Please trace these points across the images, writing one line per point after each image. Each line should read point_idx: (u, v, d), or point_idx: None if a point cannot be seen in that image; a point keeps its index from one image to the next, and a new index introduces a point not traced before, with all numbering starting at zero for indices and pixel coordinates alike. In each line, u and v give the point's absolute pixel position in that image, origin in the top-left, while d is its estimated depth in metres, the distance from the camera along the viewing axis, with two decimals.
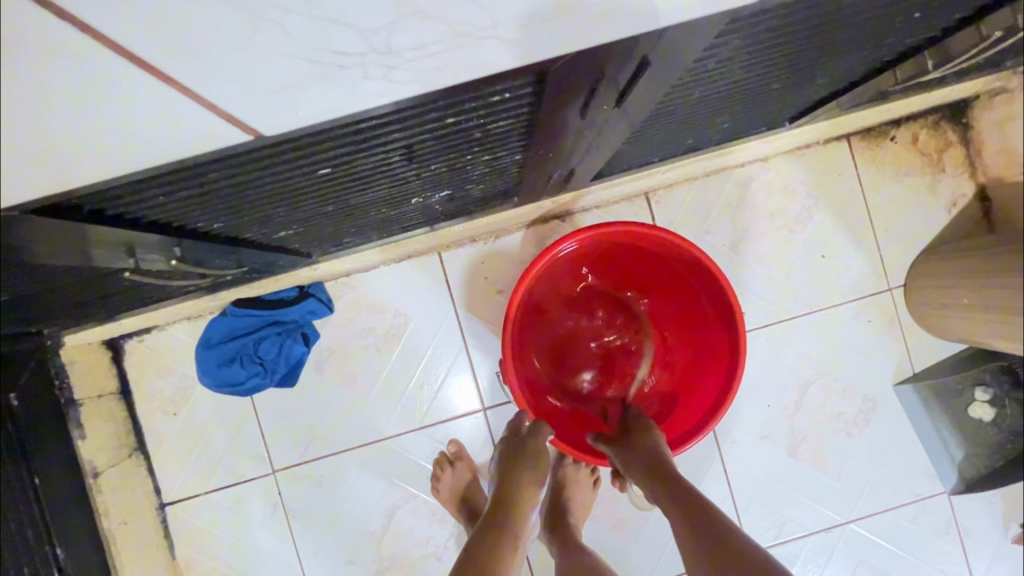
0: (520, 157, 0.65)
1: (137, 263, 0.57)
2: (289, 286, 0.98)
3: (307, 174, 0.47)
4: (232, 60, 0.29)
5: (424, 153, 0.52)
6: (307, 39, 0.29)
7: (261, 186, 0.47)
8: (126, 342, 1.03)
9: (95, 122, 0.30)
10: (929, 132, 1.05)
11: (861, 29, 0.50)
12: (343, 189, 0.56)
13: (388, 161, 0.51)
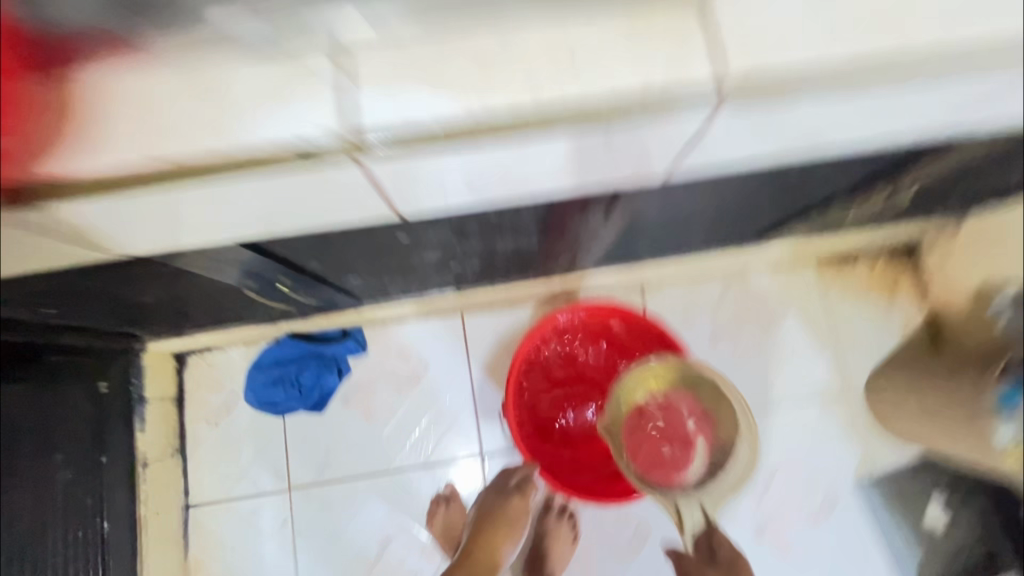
0: (538, 244, 0.85)
1: (250, 285, 0.77)
2: (336, 326, 1.18)
3: (388, 240, 0.68)
4: (410, 191, 0.49)
5: (469, 235, 0.73)
6: (451, 187, 0.49)
7: (357, 244, 0.68)
8: (189, 356, 1.20)
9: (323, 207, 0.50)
10: (885, 263, 1.24)
11: (783, 187, 0.71)
12: (406, 253, 0.77)
13: (443, 238, 0.72)
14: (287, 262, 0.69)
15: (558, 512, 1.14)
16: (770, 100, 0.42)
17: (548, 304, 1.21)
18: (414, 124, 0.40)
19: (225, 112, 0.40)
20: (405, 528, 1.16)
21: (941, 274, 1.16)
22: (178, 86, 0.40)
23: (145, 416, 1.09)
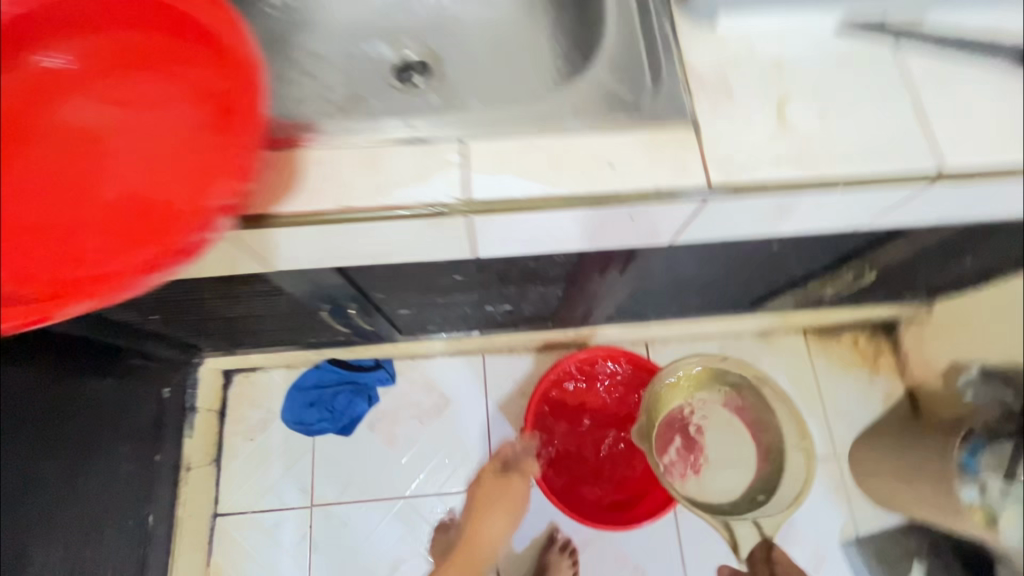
0: (561, 295, 0.99)
1: (323, 309, 0.92)
2: (370, 357, 1.31)
3: (443, 279, 0.83)
4: (501, 246, 0.56)
5: (506, 282, 0.88)
6: (529, 246, 0.57)
7: (419, 279, 0.83)
8: (235, 374, 1.32)
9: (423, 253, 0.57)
10: (865, 339, 1.38)
11: (763, 262, 0.87)
12: (452, 294, 0.93)
13: (485, 283, 0.88)
14: (361, 290, 0.84)
15: (558, 547, 1.20)
16: (780, 193, 0.49)
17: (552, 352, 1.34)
18: (495, 193, 0.49)
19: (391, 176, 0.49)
20: (416, 555, 1.22)
21: (916, 352, 1.30)
22: (356, 154, 0.50)
23: (194, 423, 1.22)
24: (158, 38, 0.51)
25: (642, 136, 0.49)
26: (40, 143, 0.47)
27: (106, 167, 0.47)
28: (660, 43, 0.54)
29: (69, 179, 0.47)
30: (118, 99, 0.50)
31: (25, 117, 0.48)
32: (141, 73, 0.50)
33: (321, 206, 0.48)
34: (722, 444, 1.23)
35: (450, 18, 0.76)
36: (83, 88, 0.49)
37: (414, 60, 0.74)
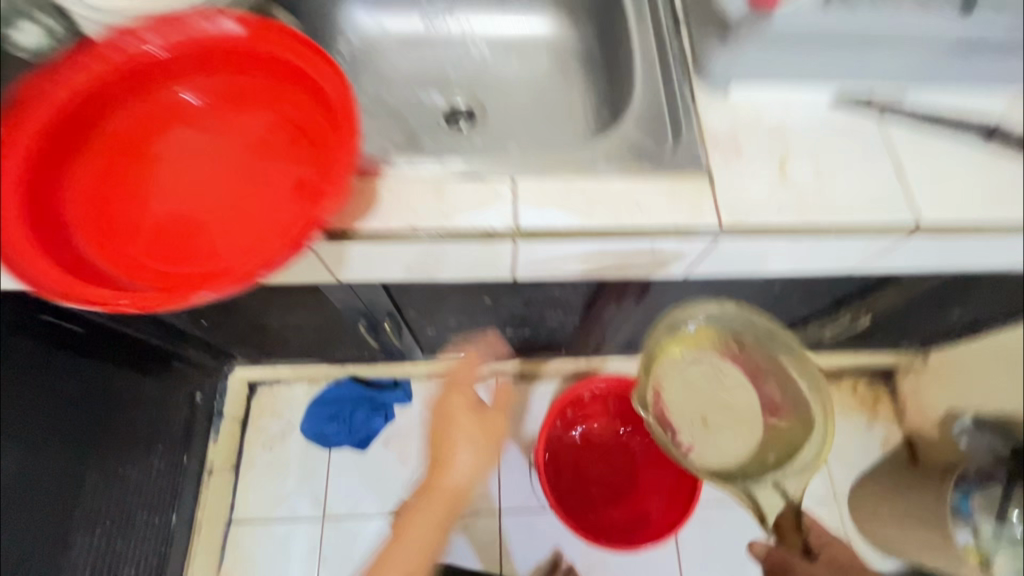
0: (578, 322, 1.05)
1: (360, 319, 0.97)
2: (389, 376, 1.35)
3: (472, 299, 0.90)
4: (537, 271, 0.65)
5: (529, 305, 0.94)
6: (560, 272, 0.65)
7: (452, 297, 0.89)
8: (261, 386, 1.35)
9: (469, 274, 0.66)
10: (865, 385, 1.42)
11: (768, 300, 0.93)
12: (477, 315, 0.99)
13: (509, 306, 0.94)
14: (398, 304, 0.91)
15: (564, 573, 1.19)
16: (776, 235, 0.57)
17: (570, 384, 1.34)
18: (541, 224, 0.57)
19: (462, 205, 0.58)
20: None
21: (915, 400, 1.34)
22: (431, 184, 0.59)
23: (220, 429, 1.27)
24: (276, 85, 0.61)
25: (663, 184, 0.58)
26: (174, 166, 0.58)
27: (154, 180, 0.58)
28: (679, 105, 0.63)
29: (118, 178, 0.57)
30: (182, 120, 0.60)
31: (150, 141, 0.59)
32: (260, 116, 0.60)
33: (395, 226, 0.57)
34: (740, 402, 0.81)
35: (495, 73, 0.85)
36: (209, 125, 0.60)
37: (462, 107, 0.83)
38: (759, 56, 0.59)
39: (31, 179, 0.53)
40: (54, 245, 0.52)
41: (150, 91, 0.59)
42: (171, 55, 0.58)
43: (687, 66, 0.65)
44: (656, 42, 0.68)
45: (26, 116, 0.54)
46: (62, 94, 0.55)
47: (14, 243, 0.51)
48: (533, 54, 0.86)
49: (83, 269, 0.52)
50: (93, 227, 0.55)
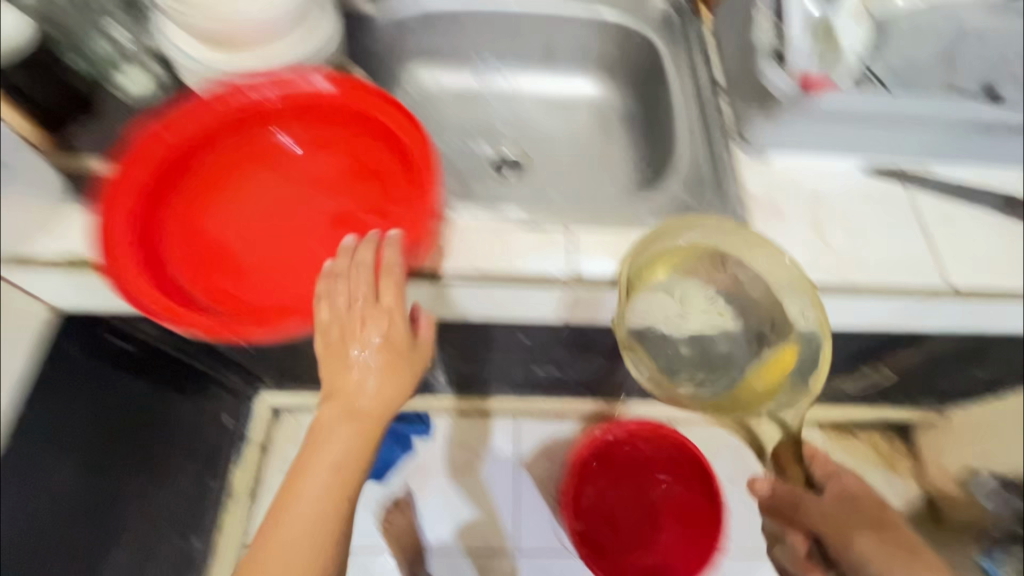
0: (607, 364, 1.06)
1: None
2: (414, 408, 1.32)
3: (508, 337, 0.92)
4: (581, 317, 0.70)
5: (563, 347, 0.97)
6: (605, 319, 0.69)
7: (487, 336, 0.92)
8: (283, 412, 1.26)
9: (523, 318, 0.69)
10: (882, 438, 1.41)
11: None
12: (507, 356, 1.02)
13: (544, 345, 0.96)
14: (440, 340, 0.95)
15: None
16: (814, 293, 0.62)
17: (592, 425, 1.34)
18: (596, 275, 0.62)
19: (531, 255, 0.63)
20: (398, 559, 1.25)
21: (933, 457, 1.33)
22: (500, 232, 0.64)
23: (242, 455, 1.22)
24: (359, 143, 0.68)
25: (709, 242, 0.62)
26: (263, 208, 0.66)
27: (231, 213, 0.65)
28: (722, 169, 0.68)
29: (200, 210, 0.65)
30: (259, 159, 0.67)
31: (230, 179, 0.66)
32: (342, 169, 0.68)
33: (459, 270, 0.62)
34: (740, 334, 0.62)
35: (540, 128, 0.92)
36: (280, 166, 0.68)
37: (510, 156, 0.89)
38: (797, 127, 0.65)
39: (143, 213, 0.61)
40: (156, 273, 0.59)
41: (246, 138, 0.67)
42: (269, 108, 0.66)
43: (728, 133, 0.70)
44: (698, 112, 0.74)
45: (143, 155, 0.61)
46: (175, 140, 0.63)
47: (123, 269, 0.57)
48: (576, 113, 0.92)
49: (178, 295, 0.59)
50: (191, 258, 0.63)
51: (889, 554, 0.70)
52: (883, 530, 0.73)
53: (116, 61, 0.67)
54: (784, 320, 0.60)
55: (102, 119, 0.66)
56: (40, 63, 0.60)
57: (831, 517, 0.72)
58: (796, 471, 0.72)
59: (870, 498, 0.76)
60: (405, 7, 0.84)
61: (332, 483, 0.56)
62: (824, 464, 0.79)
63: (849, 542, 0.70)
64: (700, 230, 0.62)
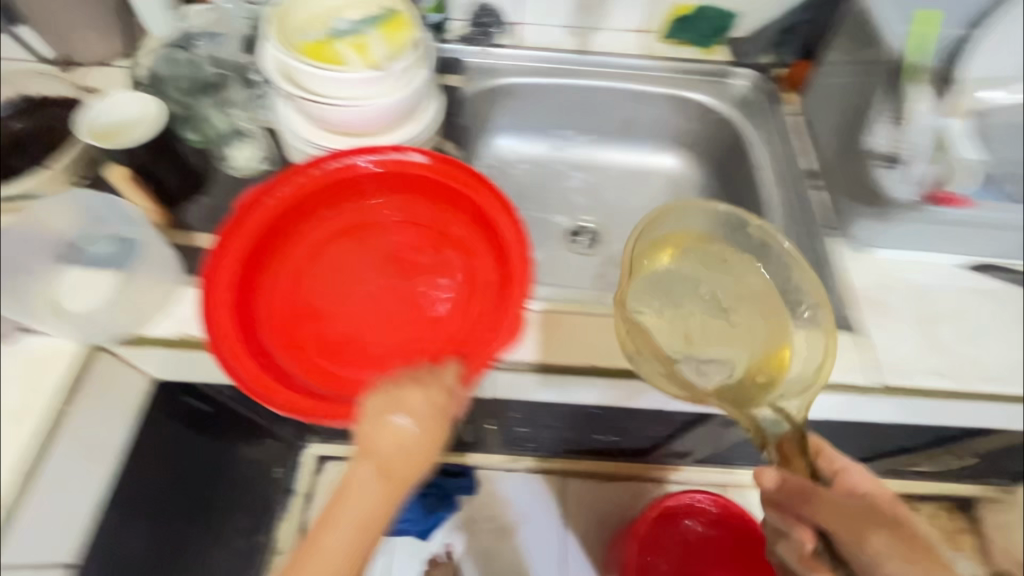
0: (674, 438, 1.02)
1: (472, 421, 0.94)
2: (459, 463, 1.24)
3: (579, 415, 0.88)
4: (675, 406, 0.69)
5: (633, 425, 0.93)
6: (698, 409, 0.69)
7: (558, 415, 0.88)
8: (329, 463, 1.23)
9: (617, 405, 0.69)
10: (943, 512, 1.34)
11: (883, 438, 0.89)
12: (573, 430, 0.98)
13: (613, 424, 0.93)
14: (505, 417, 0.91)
15: None
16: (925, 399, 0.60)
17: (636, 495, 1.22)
18: None
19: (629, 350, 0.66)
20: None
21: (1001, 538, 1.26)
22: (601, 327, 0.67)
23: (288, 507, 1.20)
24: (443, 213, 0.68)
25: None
26: (352, 280, 0.65)
27: (319, 276, 0.65)
28: (826, 262, 0.68)
29: (289, 272, 0.64)
30: (347, 223, 0.67)
31: (320, 243, 0.66)
32: (431, 243, 0.67)
33: (576, 360, 0.64)
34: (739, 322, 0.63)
35: (614, 201, 0.93)
36: (369, 230, 0.68)
37: (586, 226, 0.90)
38: (904, 230, 0.66)
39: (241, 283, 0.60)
40: (253, 349, 0.58)
41: (337, 206, 0.67)
42: (367, 178, 0.66)
43: (830, 227, 0.71)
44: (793, 199, 0.75)
45: (245, 225, 0.61)
46: (276, 208, 0.62)
47: (225, 345, 0.56)
48: (651, 187, 0.93)
49: (269, 368, 0.58)
50: (282, 330, 0.61)
51: (908, 554, 0.48)
52: (908, 541, 0.49)
53: (228, 138, 0.69)
54: (782, 310, 0.63)
55: (212, 193, 0.67)
56: (162, 142, 0.61)
57: (863, 515, 0.50)
58: (796, 459, 0.52)
59: (885, 499, 0.53)
60: (495, 82, 0.85)
61: (352, 534, 0.47)
62: (834, 461, 0.55)
63: (864, 543, 0.48)
64: (698, 218, 0.68)
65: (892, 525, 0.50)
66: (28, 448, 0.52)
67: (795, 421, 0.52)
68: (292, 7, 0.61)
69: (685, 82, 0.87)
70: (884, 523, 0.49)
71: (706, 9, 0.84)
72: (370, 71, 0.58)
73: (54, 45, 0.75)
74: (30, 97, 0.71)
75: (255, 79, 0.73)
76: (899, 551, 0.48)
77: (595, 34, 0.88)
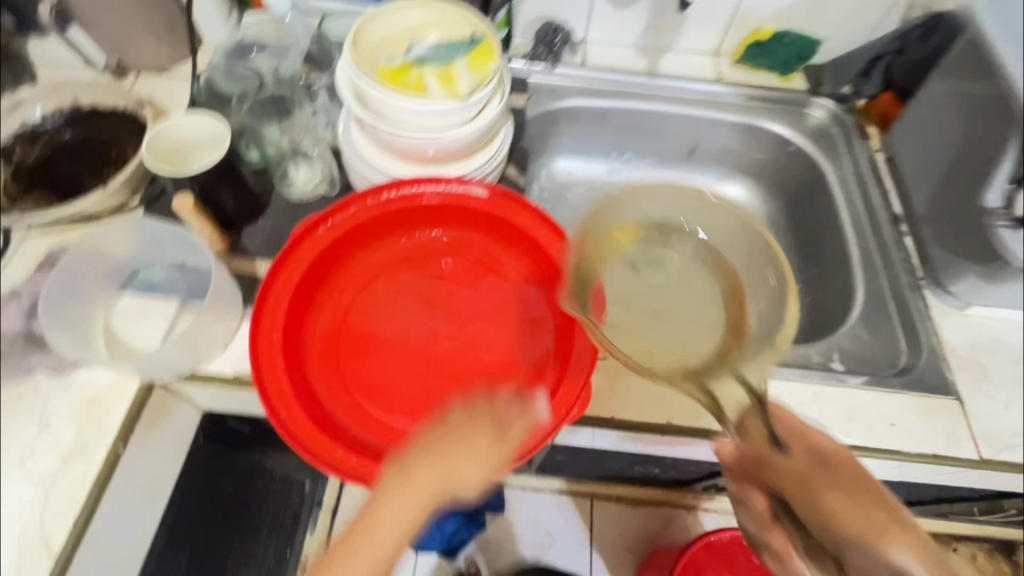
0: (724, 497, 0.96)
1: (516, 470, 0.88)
2: None
3: (632, 470, 0.83)
4: None
5: (686, 484, 0.86)
6: None
7: (610, 467, 0.83)
8: None
9: (689, 459, 0.65)
10: None
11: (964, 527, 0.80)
12: (619, 487, 0.91)
13: (665, 482, 0.87)
14: (553, 465, 0.86)
15: None
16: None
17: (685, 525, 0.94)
18: None
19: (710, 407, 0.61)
20: None
21: None
22: None
23: None
24: (501, 246, 0.65)
25: (916, 402, 0.58)
26: (401, 316, 0.62)
27: (371, 306, 0.62)
28: (915, 316, 0.65)
29: (339, 301, 0.61)
30: (402, 253, 0.65)
31: (373, 272, 0.64)
32: (484, 281, 0.64)
33: (651, 418, 0.59)
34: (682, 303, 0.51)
35: None
36: (424, 261, 0.65)
37: None
38: (1011, 291, 0.63)
39: (290, 318, 0.57)
40: (300, 391, 0.55)
41: (393, 235, 0.65)
42: (423, 211, 0.63)
43: (918, 277, 0.67)
44: (876, 243, 0.70)
45: (297, 256, 0.58)
46: (329, 239, 0.60)
47: (272, 386, 0.53)
48: None
49: (320, 412, 0.54)
50: (328, 369, 0.58)
51: (860, 511, 0.40)
52: (861, 497, 0.41)
53: (288, 157, 0.67)
54: (738, 287, 0.51)
55: (269, 216, 0.64)
56: (225, 164, 0.57)
57: (810, 474, 0.42)
58: (751, 417, 0.43)
59: (843, 459, 0.44)
60: (558, 103, 0.81)
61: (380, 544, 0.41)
62: (791, 421, 0.45)
63: (806, 501, 0.42)
64: (657, 198, 0.55)
65: (846, 483, 0.42)
66: (83, 491, 0.50)
67: (756, 393, 0.43)
68: (369, 23, 0.57)
69: (759, 111, 0.82)
70: (840, 481, 0.42)
71: (788, 33, 0.79)
72: (452, 103, 0.54)
73: (109, 51, 0.72)
74: (85, 107, 0.69)
75: (320, 100, 0.71)
76: (850, 509, 0.40)
77: (664, 56, 0.84)
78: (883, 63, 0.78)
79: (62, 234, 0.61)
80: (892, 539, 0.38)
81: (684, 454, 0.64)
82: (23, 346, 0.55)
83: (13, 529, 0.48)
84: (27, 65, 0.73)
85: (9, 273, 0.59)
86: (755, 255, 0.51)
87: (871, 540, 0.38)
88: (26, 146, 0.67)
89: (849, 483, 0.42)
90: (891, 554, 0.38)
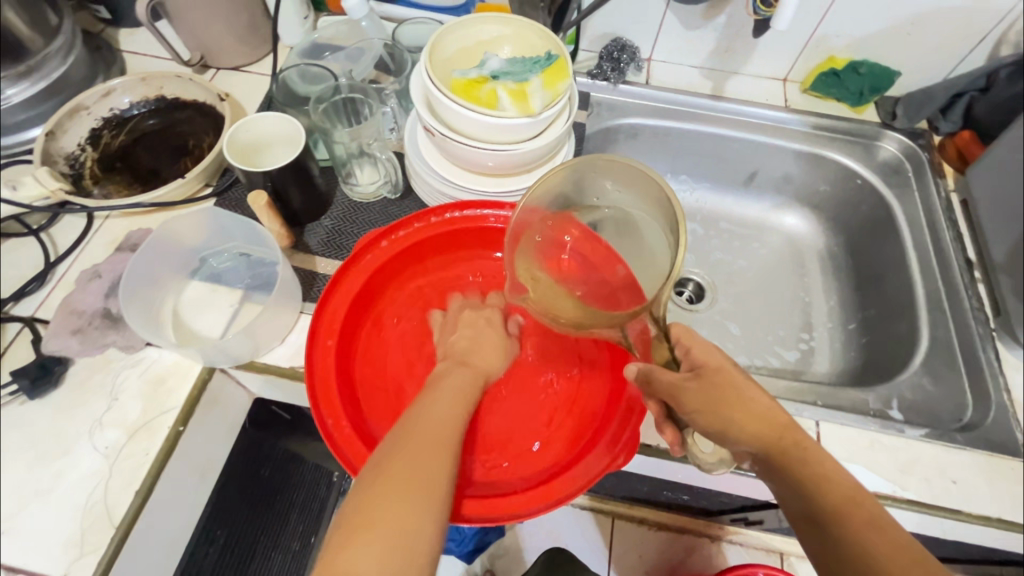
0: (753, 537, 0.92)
1: None
2: None
3: (662, 496, 0.81)
4: None
5: (714, 515, 0.84)
6: None
7: (639, 490, 0.81)
8: None
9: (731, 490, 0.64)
10: None
11: None
12: (642, 505, 0.89)
13: (694, 510, 0.85)
14: None
15: None
16: None
17: (710, 555, 0.90)
18: None
19: None
20: None
21: None
22: None
23: None
24: None
25: (980, 460, 0.55)
26: None
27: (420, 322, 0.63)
28: (985, 372, 0.62)
29: (392, 315, 0.63)
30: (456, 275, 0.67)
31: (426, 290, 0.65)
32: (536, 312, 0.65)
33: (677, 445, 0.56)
34: (646, 258, 0.49)
35: (720, 257, 0.86)
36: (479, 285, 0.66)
37: (690, 283, 0.85)
38: None
39: (347, 325, 0.58)
40: (349, 400, 0.55)
41: (451, 257, 0.67)
42: (484, 234, 0.64)
43: (990, 326, 0.65)
44: (944, 286, 0.68)
45: (359, 267, 0.60)
46: (391, 252, 0.61)
47: (324, 395, 0.54)
48: (763, 245, 0.87)
49: (365, 424, 0.55)
50: (376, 382, 0.59)
51: (721, 406, 0.44)
52: (728, 398, 0.44)
53: (355, 158, 0.68)
54: (678, 219, 0.42)
55: (332, 215, 0.67)
56: (300, 161, 0.59)
57: (688, 385, 0.45)
58: (658, 347, 0.49)
59: (719, 369, 0.46)
60: (618, 118, 0.81)
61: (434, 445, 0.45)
62: (685, 343, 0.49)
63: (686, 408, 0.45)
64: (609, 173, 0.49)
65: (721, 392, 0.45)
66: (144, 468, 0.51)
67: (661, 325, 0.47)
68: (443, 34, 0.58)
69: (824, 140, 0.80)
70: (701, 384, 0.45)
71: (863, 63, 0.77)
72: (522, 119, 0.54)
73: (191, 46, 0.75)
74: (169, 98, 0.72)
75: (389, 103, 0.72)
76: (718, 409, 0.44)
77: (730, 79, 0.83)
78: (965, 99, 0.75)
79: (139, 219, 0.65)
80: (743, 428, 0.43)
81: (728, 485, 0.63)
82: (100, 323, 0.57)
83: (80, 497, 0.50)
84: (117, 54, 0.78)
85: (91, 252, 0.63)
86: (663, 203, 0.44)
87: (723, 433, 0.44)
88: (113, 132, 0.70)
89: (720, 390, 0.45)
90: (739, 446, 0.44)
